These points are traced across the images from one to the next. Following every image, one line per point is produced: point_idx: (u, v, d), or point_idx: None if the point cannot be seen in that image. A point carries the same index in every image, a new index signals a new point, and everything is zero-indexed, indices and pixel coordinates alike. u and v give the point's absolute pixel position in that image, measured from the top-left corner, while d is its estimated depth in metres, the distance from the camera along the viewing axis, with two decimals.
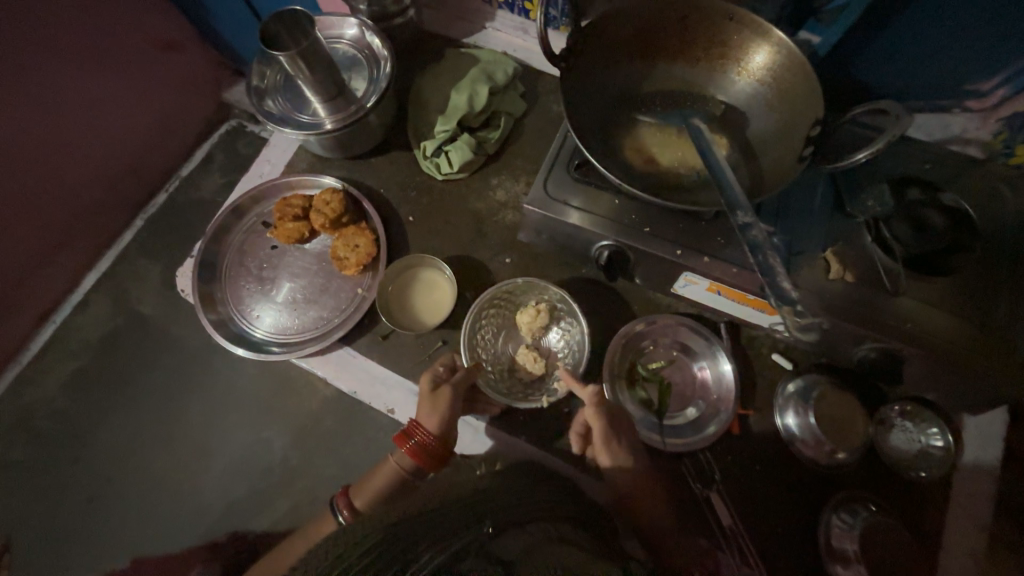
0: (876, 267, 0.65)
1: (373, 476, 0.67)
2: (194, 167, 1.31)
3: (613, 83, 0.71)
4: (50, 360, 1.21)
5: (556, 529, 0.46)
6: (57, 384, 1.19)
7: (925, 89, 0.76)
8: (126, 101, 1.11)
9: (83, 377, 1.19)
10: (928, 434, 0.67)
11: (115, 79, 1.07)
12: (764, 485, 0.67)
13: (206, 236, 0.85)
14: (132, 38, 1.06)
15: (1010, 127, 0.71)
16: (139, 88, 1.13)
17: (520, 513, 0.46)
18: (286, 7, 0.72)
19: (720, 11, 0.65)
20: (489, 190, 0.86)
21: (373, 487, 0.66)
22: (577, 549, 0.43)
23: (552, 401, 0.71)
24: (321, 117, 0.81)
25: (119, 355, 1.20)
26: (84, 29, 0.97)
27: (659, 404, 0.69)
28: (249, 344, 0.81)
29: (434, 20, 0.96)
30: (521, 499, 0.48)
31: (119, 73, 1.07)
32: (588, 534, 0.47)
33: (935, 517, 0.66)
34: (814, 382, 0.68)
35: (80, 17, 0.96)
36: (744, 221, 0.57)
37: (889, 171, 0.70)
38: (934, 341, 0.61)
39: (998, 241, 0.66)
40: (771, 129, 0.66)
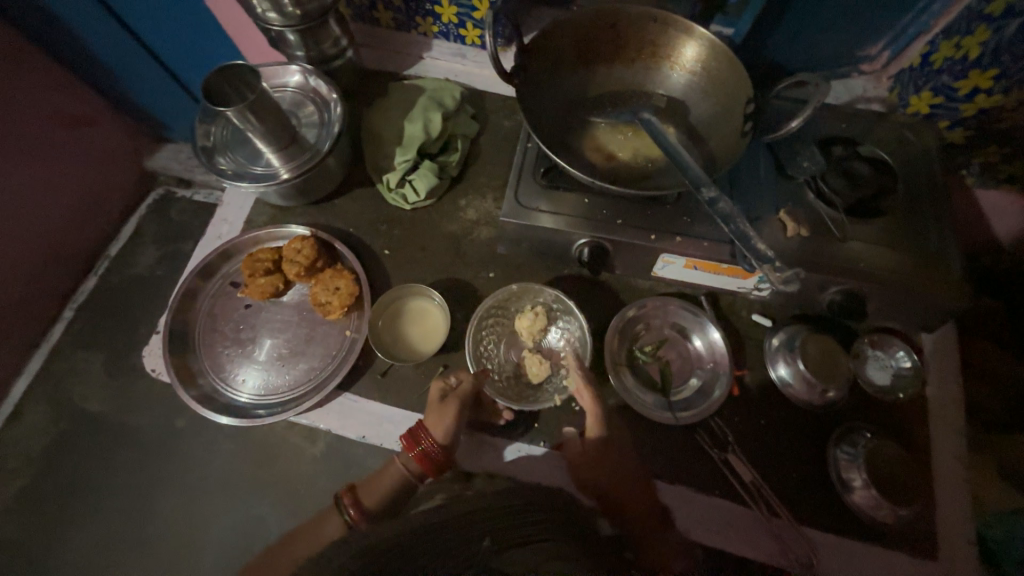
0: (823, 219, 0.72)
1: (379, 475, 0.67)
2: (123, 244, 1.41)
3: (562, 92, 0.76)
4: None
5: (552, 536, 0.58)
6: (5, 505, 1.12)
7: (827, 62, 0.88)
8: (38, 186, 1.16)
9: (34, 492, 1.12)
10: (897, 357, 0.74)
11: (25, 165, 1.11)
12: (773, 436, 0.72)
13: (171, 307, 0.80)
14: (38, 118, 1.12)
15: (898, 83, 0.84)
16: (52, 170, 1.19)
17: (520, 527, 0.58)
18: (229, 62, 0.72)
19: (644, 15, 0.71)
20: (459, 211, 0.88)
21: (382, 487, 0.65)
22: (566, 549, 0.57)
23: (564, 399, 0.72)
24: (276, 167, 0.79)
25: (76, 457, 1.14)
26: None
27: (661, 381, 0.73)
28: (238, 412, 0.76)
29: (371, 57, 0.98)
30: (520, 509, 0.61)
31: (29, 158, 1.12)
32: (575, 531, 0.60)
33: (922, 431, 0.72)
34: (794, 332, 0.74)
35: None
36: (710, 196, 0.63)
37: (815, 133, 0.79)
38: (885, 273, 0.69)
39: (915, 179, 0.76)
40: (712, 113, 0.72)
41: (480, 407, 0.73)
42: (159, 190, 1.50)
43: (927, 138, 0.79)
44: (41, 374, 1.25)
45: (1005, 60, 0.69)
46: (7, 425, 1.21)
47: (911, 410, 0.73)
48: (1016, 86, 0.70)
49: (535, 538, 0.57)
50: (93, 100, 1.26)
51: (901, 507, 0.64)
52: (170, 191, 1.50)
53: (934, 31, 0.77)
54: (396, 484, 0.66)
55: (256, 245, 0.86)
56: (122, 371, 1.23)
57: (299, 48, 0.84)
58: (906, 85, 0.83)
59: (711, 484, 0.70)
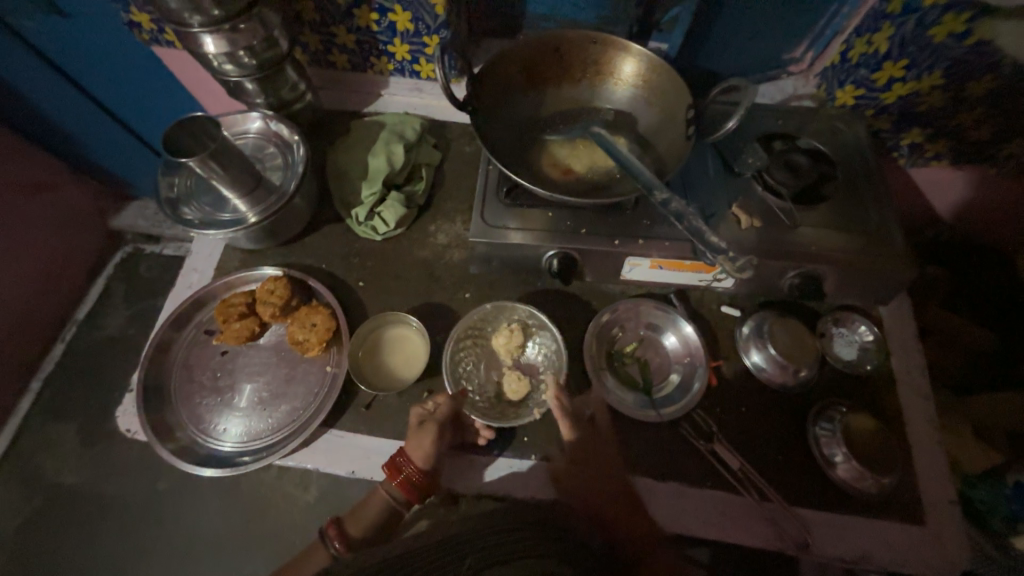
0: (773, 209, 0.76)
1: (363, 504, 0.67)
2: (91, 307, 1.45)
3: (516, 115, 0.80)
4: None
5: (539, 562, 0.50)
6: None
7: (760, 66, 0.95)
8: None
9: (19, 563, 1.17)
10: (860, 332, 0.78)
11: None
12: (755, 421, 0.74)
13: (144, 360, 0.78)
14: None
15: (825, 79, 0.91)
16: (11, 242, 1.18)
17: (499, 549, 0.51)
18: (189, 115, 0.74)
19: (585, 38, 0.76)
20: (430, 236, 0.90)
21: (367, 517, 0.65)
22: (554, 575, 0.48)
23: (543, 412, 0.73)
24: (243, 212, 0.80)
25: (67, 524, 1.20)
26: None
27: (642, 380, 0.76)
28: (220, 462, 0.74)
29: (331, 98, 1.01)
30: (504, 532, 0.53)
31: None
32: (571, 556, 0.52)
33: (894, 401, 0.75)
34: (762, 319, 0.77)
35: None
36: (662, 198, 0.66)
37: (756, 131, 0.84)
38: (833, 254, 0.73)
39: (850, 165, 0.82)
40: (657, 123, 0.76)
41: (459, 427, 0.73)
42: (128, 247, 1.53)
43: (856, 126, 0.85)
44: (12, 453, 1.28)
45: (912, 51, 0.77)
46: None
47: (881, 382, 0.76)
48: (926, 72, 0.77)
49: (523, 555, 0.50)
50: (55, 166, 1.26)
51: (885, 477, 0.67)
52: (137, 247, 1.53)
53: (848, 29, 0.85)
54: (380, 513, 0.66)
55: (229, 289, 0.86)
56: (102, 438, 1.29)
57: (258, 95, 0.86)
58: (832, 80, 0.89)
59: (700, 477, 0.71)
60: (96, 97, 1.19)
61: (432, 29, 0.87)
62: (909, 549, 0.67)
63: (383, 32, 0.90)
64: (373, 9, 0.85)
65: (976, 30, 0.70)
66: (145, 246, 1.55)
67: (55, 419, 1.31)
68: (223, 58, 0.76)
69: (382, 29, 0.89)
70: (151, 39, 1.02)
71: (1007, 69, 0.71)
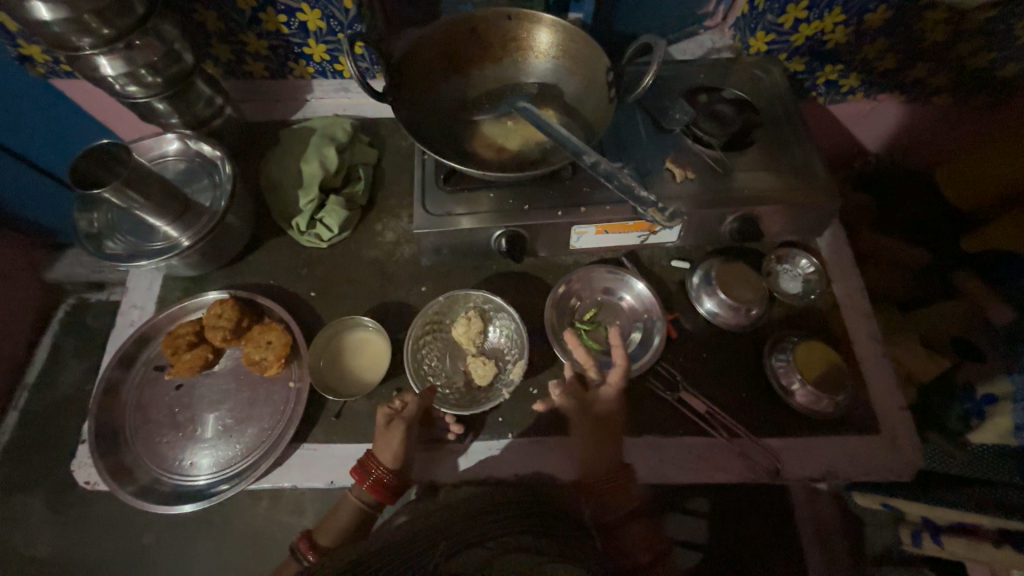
0: (705, 159, 0.79)
1: (333, 512, 0.68)
2: (40, 368, 1.39)
3: (442, 101, 0.79)
4: None
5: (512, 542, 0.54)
6: None
7: (676, 24, 0.97)
8: None
9: None
10: (802, 266, 0.82)
11: None
12: (715, 365, 0.76)
13: (93, 407, 0.74)
14: None
15: (738, 29, 0.95)
16: None
17: (475, 536, 0.55)
18: (95, 143, 0.70)
19: (497, 15, 0.76)
20: (378, 236, 0.88)
21: (338, 525, 0.66)
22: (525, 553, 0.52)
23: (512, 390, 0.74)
24: (174, 238, 0.77)
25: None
26: None
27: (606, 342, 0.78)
28: (191, 496, 0.72)
29: (254, 110, 0.97)
30: (478, 522, 0.58)
31: None
32: (541, 537, 0.56)
33: (840, 324, 0.79)
34: (709, 267, 0.80)
35: None
36: (591, 161, 0.67)
37: (680, 87, 0.86)
38: (765, 193, 0.76)
39: (772, 107, 0.85)
40: (579, 88, 0.78)
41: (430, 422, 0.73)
42: (72, 298, 1.46)
43: (773, 70, 0.88)
44: None
45: None
46: None
47: (827, 308, 0.80)
48: (826, 11, 0.80)
49: (495, 536, 0.55)
50: None
51: (836, 395, 0.71)
52: (82, 297, 1.48)
53: None
54: (351, 519, 0.67)
55: (175, 320, 0.83)
56: (71, 501, 1.23)
57: (172, 115, 0.83)
58: (745, 30, 0.92)
59: (672, 426, 0.73)
60: (1, 141, 1.08)
61: (345, 24, 0.86)
62: (869, 458, 0.71)
63: (295, 33, 0.87)
64: (279, 11, 0.83)
65: None
66: (90, 296, 1.49)
67: (17, 490, 1.24)
68: (124, 80, 0.73)
69: (293, 31, 0.87)
70: (47, 71, 0.97)
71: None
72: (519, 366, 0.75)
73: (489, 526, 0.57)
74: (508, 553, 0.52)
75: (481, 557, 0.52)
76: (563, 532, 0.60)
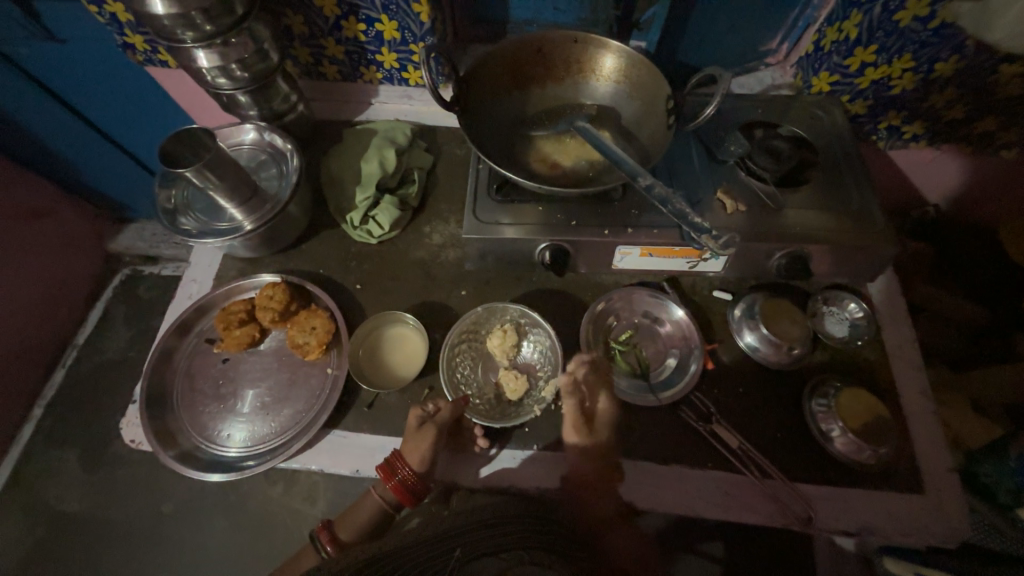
0: (758, 193, 0.78)
1: (355, 506, 0.69)
2: (91, 330, 1.48)
3: (503, 114, 0.82)
4: None
5: (531, 555, 0.53)
6: None
7: (736, 59, 0.99)
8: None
9: None
10: (851, 309, 0.79)
11: None
12: (752, 401, 0.75)
13: (148, 370, 0.79)
14: None
15: (800, 68, 0.95)
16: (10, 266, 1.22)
17: (492, 545, 0.54)
18: (184, 128, 0.76)
19: (565, 37, 0.79)
20: (425, 237, 0.91)
21: (359, 520, 0.67)
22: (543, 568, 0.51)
23: (543, 407, 0.75)
24: (240, 220, 0.82)
25: (70, 545, 1.21)
26: None
27: (641, 365, 0.77)
28: (226, 467, 0.75)
29: (322, 109, 1.03)
30: (496, 530, 0.57)
31: None
32: (559, 557, 0.55)
33: (886, 374, 0.76)
34: (752, 301, 0.79)
35: None
36: (646, 183, 0.68)
37: (737, 120, 0.87)
38: (818, 233, 0.75)
39: (830, 148, 0.84)
40: (636, 112, 0.79)
41: (458, 428, 0.74)
42: (127, 269, 1.57)
43: (835, 112, 0.87)
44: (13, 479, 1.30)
45: (880, 36, 0.79)
46: None
47: (873, 356, 0.78)
48: (896, 56, 0.79)
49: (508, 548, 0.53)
50: (47, 193, 1.34)
51: (880, 447, 0.68)
52: (136, 269, 1.58)
53: (819, 20, 0.89)
54: (372, 516, 0.67)
55: (229, 298, 0.87)
56: (103, 459, 1.30)
57: (251, 107, 0.89)
58: (807, 69, 0.93)
59: (701, 457, 0.72)
60: (90, 118, 1.23)
61: (418, 36, 0.90)
62: (910, 519, 0.67)
63: (371, 41, 0.93)
64: (360, 19, 0.88)
65: (939, 12, 0.72)
66: (143, 268, 1.60)
67: (56, 444, 1.32)
68: (216, 72, 0.79)
69: (370, 39, 0.92)
70: (144, 59, 1.04)
71: (970, 50, 0.73)
72: (552, 382, 0.75)
73: (501, 538, 0.55)
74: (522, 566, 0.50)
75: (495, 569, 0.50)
76: (574, 556, 0.58)
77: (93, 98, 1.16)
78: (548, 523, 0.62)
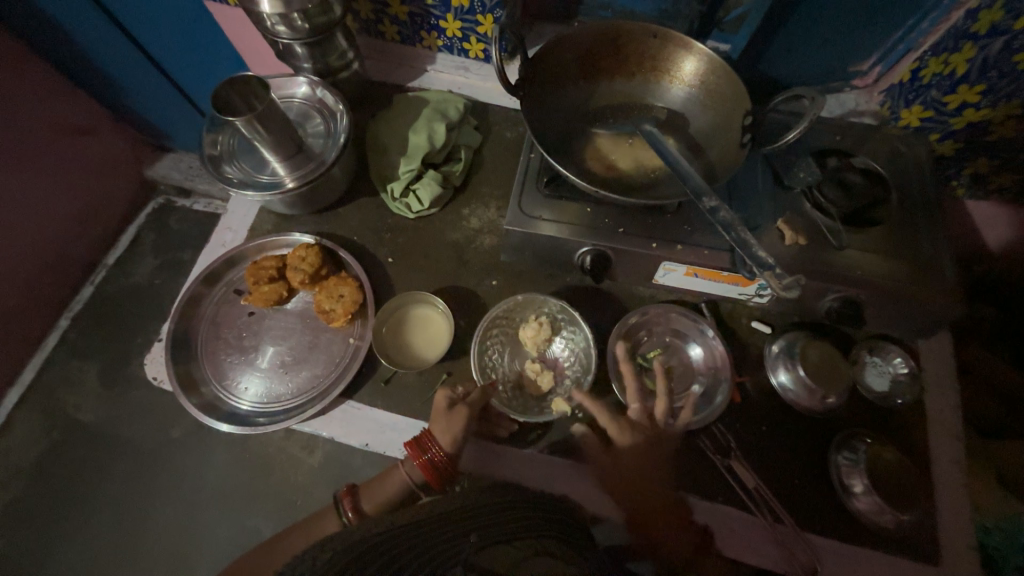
0: (820, 227, 0.73)
1: (383, 479, 0.70)
2: (120, 253, 1.52)
3: (566, 103, 0.78)
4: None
5: (541, 544, 0.53)
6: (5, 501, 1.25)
7: (819, 77, 0.92)
8: (27, 196, 1.22)
9: (34, 489, 1.25)
10: (894, 364, 0.75)
11: (14, 175, 1.17)
12: (775, 443, 0.72)
13: (175, 313, 0.81)
14: (31, 126, 1.18)
15: (890, 96, 0.87)
16: (41, 179, 1.24)
17: (505, 531, 0.53)
18: (239, 73, 0.75)
19: (643, 30, 0.74)
20: (462, 219, 0.89)
21: (384, 494, 0.68)
22: (557, 560, 0.51)
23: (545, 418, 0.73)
24: (281, 176, 0.80)
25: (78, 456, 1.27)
26: None
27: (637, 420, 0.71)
28: (237, 419, 0.77)
29: (376, 69, 1.00)
30: (504, 516, 0.55)
31: (16, 167, 1.17)
32: (567, 546, 0.54)
33: (920, 436, 0.73)
34: (794, 339, 0.75)
35: None
36: (710, 204, 0.64)
37: (811, 144, 0.81)
38: (879, 280, 0.70)
39: (909, 189, 0.78)
40: (709, 126, 0.75)
41: (485, 417, 0.74)
42: (161, 198, 1.59)
43: (918, 150, 0.81)
44: (37, 382, 1.37)
45: (992, 76, 0.72)
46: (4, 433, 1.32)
47: (909, 416, 0.74)
48: (1003, 100, 0.72)
49: (524, 538, 0.52)
50: (94, 111, 1.36)
51: (903, 513, 0.66)
52: (170, 200, 1.60)
53: (923, 47, 0.80)
54: (397, 491, 0.68)
55: (262, 251, 0.87)
56: (118, 379, 1.35)
57: (306, 60, 0.87)
58: (898, 99, 0.85)
59: (711, 488, 0.70)
60: (145, 47, 1.21)
61: (488, 8, 0.85)
62: None
63: (437, 6, 0.88)
64: None
65: None
66: (177, 199, 1.62)
67: (77, 358, 1.37)
68: (277, 19, 0.76)
69: (437, 4, 0.87)
70: None
71: None
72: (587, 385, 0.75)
73: (513, 521, 0.55)
74: (540, 560, 0.50)
75: (513, 560, 0.49)
76: (579, 544, 0.57)
77: (147, 26, 1.14)
78: (555, 507, 0.62)
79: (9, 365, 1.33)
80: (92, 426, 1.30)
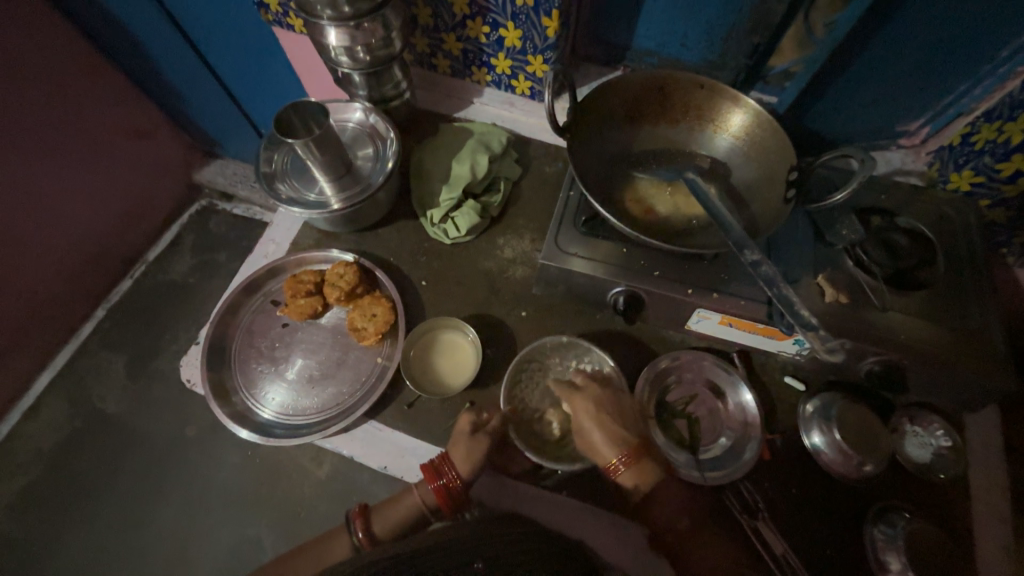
0: (863, 286, 0.71)
1: (395, 501, 0.69)
2: (160, 251, 1.58)
3: (610, 146, 0.79)
4: (18, 461, 1.30)
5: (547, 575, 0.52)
6: (23, 482, 1.28)
7: (865, 135, 0.92)
8: (83, 191, 1.29)
9: (50, 473, 1.28)
10: (936, 436, 0.72)
11: (72, 170, 1.24)
12: (805, 508, 0.70)
13: (213, 319, 0.84)
14: (94, 126, 1.26)
15: (939, 158, 0.84)
16: (98, 176, 1.32)
17: (510, 557, 0.52)
18: (302, 99, 0.79)
19: (692, 81, 0.76)
20: (497, 248, 0.90)
21: (395, 518, 0.67)
22: None
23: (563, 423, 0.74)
24: (328, 196, 0.84)
25: (96, 444, 1.30)
26: (51, 130, 1.16)
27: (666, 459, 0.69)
28: (260, 428, 0.78)
29: (425, 98, 1.04)
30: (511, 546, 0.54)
31: (76, 164, 1.25)
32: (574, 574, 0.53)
33: (963, 516, 0.69)
34: (830, 401, 0.73)
35: (49, 118, 1.15)
36: (752, 258, 0.64)
37: (854, 201, 0.80)
38: (920, 346, 0.67)
39: (957, 252, 0.76)
40: (753, 179, 0.75)
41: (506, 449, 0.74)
42: (206, 202, 1.67)
43: (967, 214, 0.79)
44: (67, 369, 1.41)
45: None
46: (31, 415, 1.36)
47: (954, 494, 0.70)
48: None
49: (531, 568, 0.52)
50: (155, 117, 1.45)
51: None
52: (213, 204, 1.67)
53: (975, 113, 0.79)
54: (410, 517, 0.68)
55: (302, 265, 0.90)
56: (144, 373, 1.39)
57: (362, 87, 0.91)
58: (947, 162, 0.83)
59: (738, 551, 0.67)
60: (208, 60, 1.27)
61: (539, 49, 0.89)
62: None
63: (490, 45, 0.92)
64: (486, 22, 0.87)
65: None
66: (220, 204, 1.69)
67: (108, 349, 1.42)
68: (341, 51, 0.81)
69: (490, 42, 0.91)
70: (274, 20, 1.05)
71: None
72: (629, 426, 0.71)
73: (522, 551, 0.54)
74: None
75: None
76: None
77: (212, 42, 1.20)
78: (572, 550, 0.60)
79: (46, 349, 1.38)
80: (114, 415, 1.34)
